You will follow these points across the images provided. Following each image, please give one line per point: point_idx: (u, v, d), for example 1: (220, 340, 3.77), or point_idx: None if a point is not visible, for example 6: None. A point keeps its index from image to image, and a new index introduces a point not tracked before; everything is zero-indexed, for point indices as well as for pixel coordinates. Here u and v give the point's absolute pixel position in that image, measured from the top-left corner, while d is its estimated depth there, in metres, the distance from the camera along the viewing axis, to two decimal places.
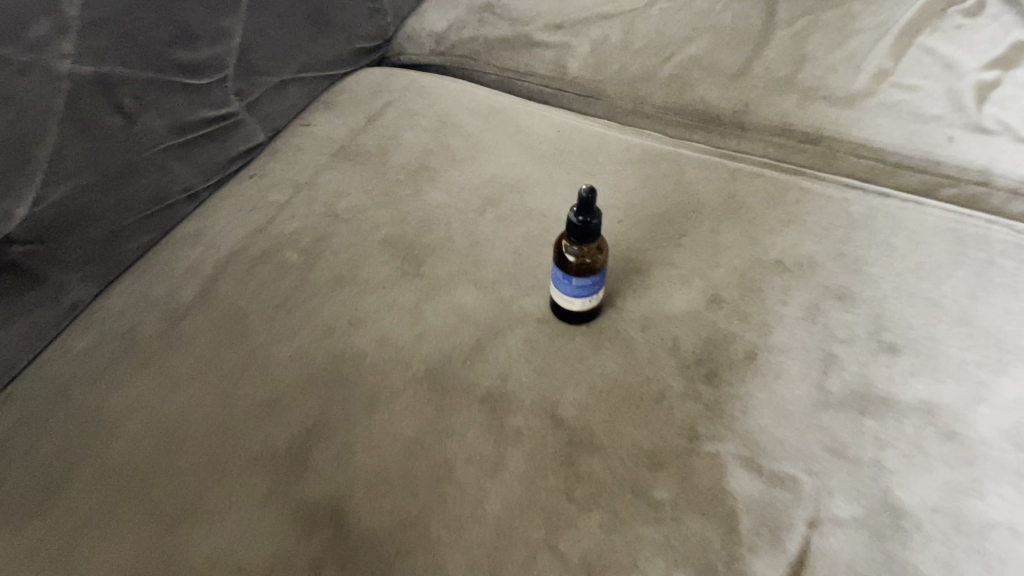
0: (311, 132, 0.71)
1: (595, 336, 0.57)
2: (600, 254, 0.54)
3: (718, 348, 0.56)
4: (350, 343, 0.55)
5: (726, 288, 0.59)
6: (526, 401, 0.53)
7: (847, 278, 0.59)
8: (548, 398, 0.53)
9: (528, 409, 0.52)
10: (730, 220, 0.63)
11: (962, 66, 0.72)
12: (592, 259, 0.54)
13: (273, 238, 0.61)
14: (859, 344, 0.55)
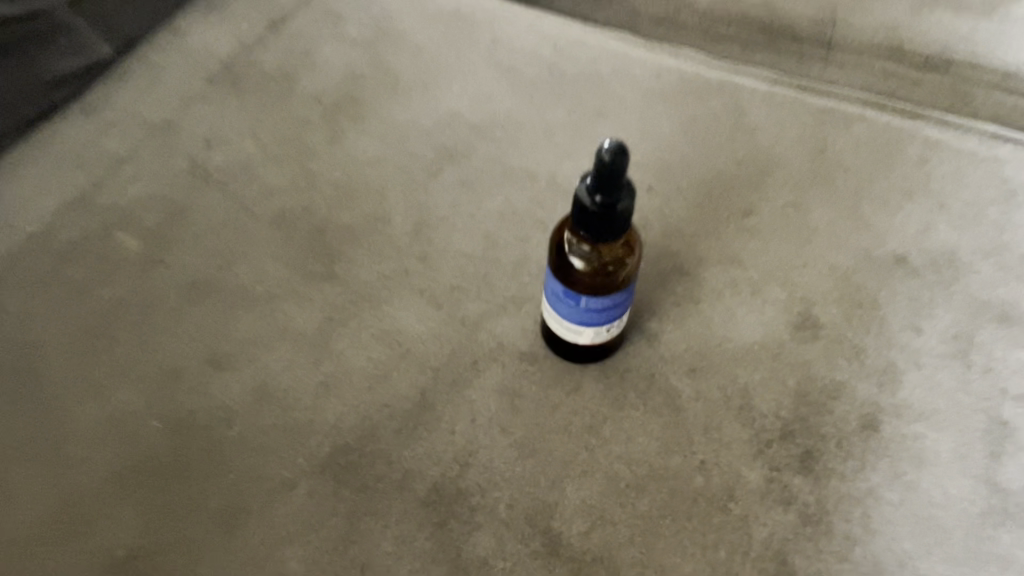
0: (180, 43, 0.46)
1: (614, 382, 0.34)
2: (626, 261, 0.32)
3: (817, 408, 0.34)
4: (206, 402, 0.33)
5: (822, 302, 0.37)
6: (500, 506, 0.31)
7: (1012, 289, 0.37)
8: (537, 499, 0.31)
9: (503, 521, 0.31)
10: (820, 189, 0.41)
11: None
12: (612, 267, 0.31)
13: (100, 216, 0.39)
14: None
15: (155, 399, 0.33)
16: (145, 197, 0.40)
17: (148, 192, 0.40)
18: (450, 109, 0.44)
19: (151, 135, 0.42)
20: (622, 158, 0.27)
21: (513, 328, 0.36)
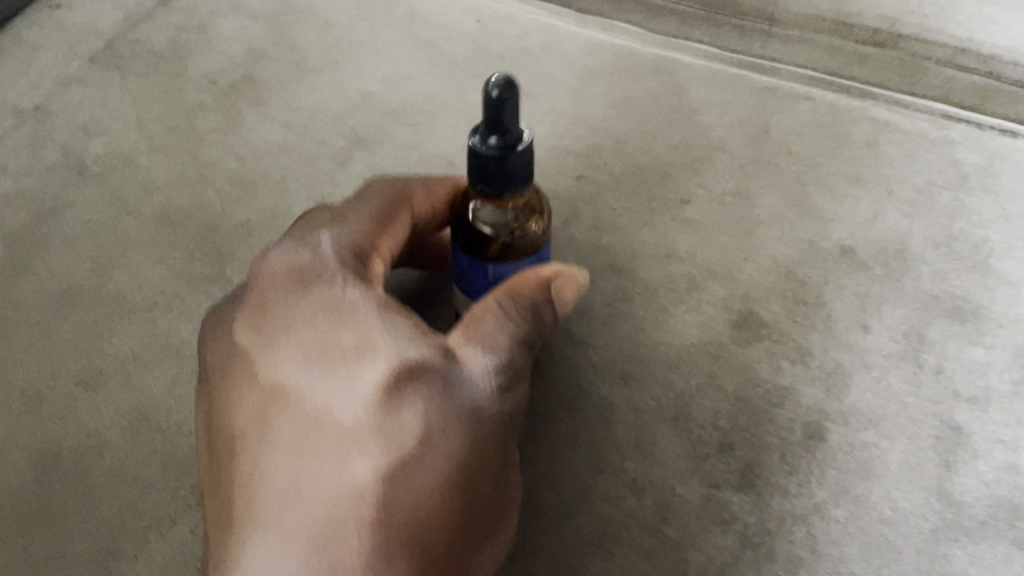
0: (58, 20, 0.42)
1: (539, 396, 0.32)
2: (538, 220, 0.29)
3: (761, 418, 0.31)
4: (72, 430, 0.29)
5: (764, 300, 0.34)
6: None
7: (965, 281, 0.35)
8: None
9: None
10: (762, 176, 0.38)
11: None
12: (523, 230, 0.28)
13: None
14: (1000, 406, 0.31)
15: (14, 428, 0.29)
16: (10, 195, 0.35)
17: (14, 188, 0.35)
18: (363, 89, 0.40)
19: (21, 122, 0.38)
20: (511, 94, 0.23)
21: None
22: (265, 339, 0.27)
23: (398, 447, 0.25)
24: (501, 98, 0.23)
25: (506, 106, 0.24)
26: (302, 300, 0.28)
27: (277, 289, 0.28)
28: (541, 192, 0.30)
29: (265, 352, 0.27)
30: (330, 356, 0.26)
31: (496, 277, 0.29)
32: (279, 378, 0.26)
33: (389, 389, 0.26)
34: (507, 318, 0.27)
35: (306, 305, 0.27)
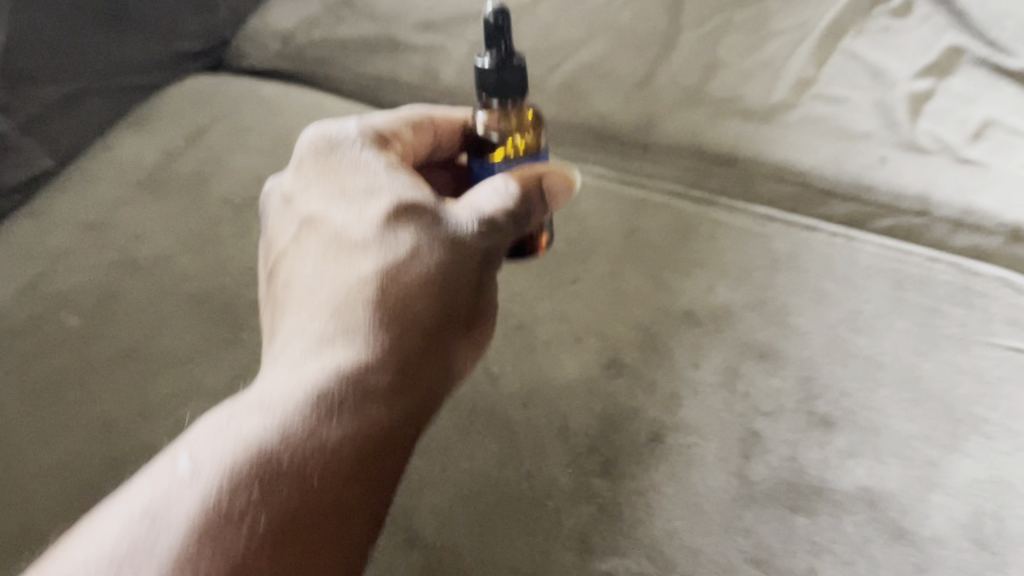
0: (113, 157, 0.56)
1: (464, 417, 0.45)
2: (532, 132, 0.43)
3: (618, 428, 0.44)
4: (136, 445, 0.42)
5: (626, 348, 0.48)
6: None
7: (770, 333, 0.48)
8: (400, 505, 0.42)
9: None
10: (632, 261, 0.52)
11: (892, 74, 0.62)
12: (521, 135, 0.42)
13: (42, 300, 0.48)
14: (785, 418, 0.45)
15: (92, 446, 0.42)
16: (82, 283, 0.49)
17: (84, 280, 0.49)
18: None
19: (86, 234, 0.51)
20: (502, 18, 0.39)
21: None
22: (314, 189, 0.39)
23: (393, 254, 0.36)
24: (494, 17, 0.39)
25: (497, 25, 0.39)
26: (336, 160, 0.39)
27: (320, 149, 0.40)
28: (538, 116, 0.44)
29: (314, 195, 0.39)
30: (355, 194, 0.38)
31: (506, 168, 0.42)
32: (320, 208, 0.39)
33: (391, 213, 0.37)
34: (500, 191, 0.38)
35: (339, 163, 0.39)
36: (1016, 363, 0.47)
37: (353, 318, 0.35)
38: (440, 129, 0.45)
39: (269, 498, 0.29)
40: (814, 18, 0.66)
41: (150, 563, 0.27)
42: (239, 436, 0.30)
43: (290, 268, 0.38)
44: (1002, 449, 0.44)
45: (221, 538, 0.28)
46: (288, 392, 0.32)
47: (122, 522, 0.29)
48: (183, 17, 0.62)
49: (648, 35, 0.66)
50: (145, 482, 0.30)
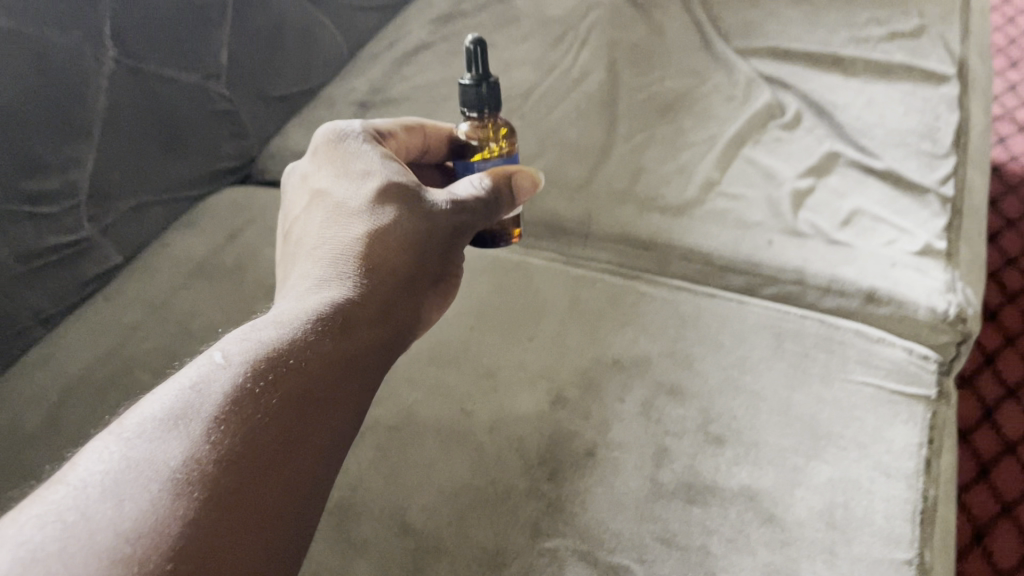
0: (170, 253, 0.72)
1: (445, 440, 0.60)
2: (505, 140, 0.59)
3: (561, 446, 0.59)
4: None
5: (568, 387, 0.63)
6: (375, 509, 0.56)
7: (678, 375, 0.63)
8: (398, 506, 0.56)
9: (376, 517, 0.56)
10: (574, 323, 0.68)
11: (780, 175, 0.79)
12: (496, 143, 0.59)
13: (120, 361, 0.63)
14: (688, 436, 0.59)
15: None
16: (153, 349, 0.64)
17: (154, 346, 0.64)
18: None
19: (152, 312, 0.67)
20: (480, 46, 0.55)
21: (382, 414, 0.62)
22: (325, 172, 0.55)
23: (379, 219, 0.50)
24: (474, 47, 0.54)
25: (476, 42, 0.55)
26: (344, 153, 0.54)
27: (332, 145, 0.55)
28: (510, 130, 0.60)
29: (325, 178, 0.54)
30: (354, 175, 0.53)
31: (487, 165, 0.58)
32: (328, 187, 0.53)
33: (381, 188, 0.51)
34: (476, 185, 0.52)
35: (345, 155, 0.54)
36: (867, 394, 0.61)
37: (345, 261, 0.48)
38: (427, 134, 0.61)
39: (285, 381, 0.40)
40: (721, 133, 0.85)
41: (197, 419, 0.36)
42: (262, 340, 0.41)
43: (303, 229, 0.53)
44: (853, 456, 0.57)
45: (248, 403, 0.38)
46: (300, 312, 0.44)
47: (175, 393, 0.37)
48: (223, 142, 0.79)
49: (589, 150, 0.85)
50: (188, 371, 0.39)
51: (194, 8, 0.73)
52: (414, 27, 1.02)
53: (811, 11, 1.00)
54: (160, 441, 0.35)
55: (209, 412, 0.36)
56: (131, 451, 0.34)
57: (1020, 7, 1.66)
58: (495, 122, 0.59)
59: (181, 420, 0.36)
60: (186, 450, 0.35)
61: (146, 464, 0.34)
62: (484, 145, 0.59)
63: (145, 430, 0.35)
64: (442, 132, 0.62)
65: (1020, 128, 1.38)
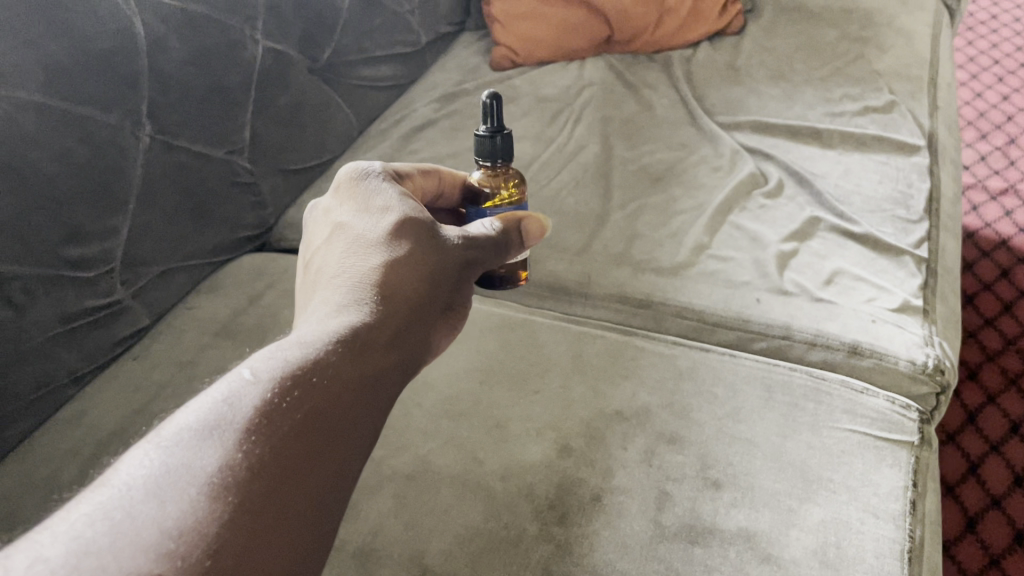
0: (195, 314, 0.80)
1: (459, 487, 0.63)
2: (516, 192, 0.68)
3: (569, 492, 0.62)
4: None
5: (574, 437, 0.66)
6: (394, 553, 0.59)
7: (677, 424, 0.67)
8: (415, 549, 0.59)
9: (395, 560, 0.59)
10: (577, 377, 0.72)
11: (766, 239, 0.84)
12: (508, 193, 0.68)
13: (151, 415, 0.69)
14: (688, 481, 0.63)
15: None
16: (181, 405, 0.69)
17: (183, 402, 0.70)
18: None
19: (181, 368, 0.74)
20: (496, 102, 0.64)
21: (399, 464, 0.66)
22: (346, 206, 0.58)
23: (397, 250, 0.53)
24: (491, 101, 0.63)
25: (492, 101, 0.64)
26: (365, 190, 0.58)
27: (353, 182, 0.58)
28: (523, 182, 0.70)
29: (346, 213, 0.57)
30: (373, 211, 0.56)
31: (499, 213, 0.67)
32: (348, 221, 0.56)
33: (399, 223, 0.54)
34: (488, 226, 0.57)
35: (366, 192, 0.57)
36: (853, 441, 0.65)
37: (362, 288, 0.51)
38: (442, 179, 0.67)
39: (308, 397, 0.42)
40: (708, 201, 0.91)
41: (229, 429, 0.39)
42: (287, 359, 0.43)
43: (323, 257, 0.55)
44: (843, 499, 0.61)
45: (275, 416, 0.40)
46: (320, 334, 0.46)
47: (207, 405, 0.40)
48: (243, 211, 0.87)
49: (587, 217, 0.90)
50: (219, 388, 0.42)
51: (219, 90, 0.81)
52: (419, 106, 1.09)
53: (789, 89, 1.08)
54: (196, 448, 0.38)
55: (241, 422, 0.39)
56: (169, 456, 0.37)
57: (985, 84, 1.76)
58: (507, 172, 0.68)
59: (215, 430, 0.38)
60: (220, 457, 0.37)
61: (184, 469, 0.37)
62: (496, 192, 0.68)
63: (182, 438, 0.38)
64: (456, 179, 0.68)
65: (992, 197, 1.45)
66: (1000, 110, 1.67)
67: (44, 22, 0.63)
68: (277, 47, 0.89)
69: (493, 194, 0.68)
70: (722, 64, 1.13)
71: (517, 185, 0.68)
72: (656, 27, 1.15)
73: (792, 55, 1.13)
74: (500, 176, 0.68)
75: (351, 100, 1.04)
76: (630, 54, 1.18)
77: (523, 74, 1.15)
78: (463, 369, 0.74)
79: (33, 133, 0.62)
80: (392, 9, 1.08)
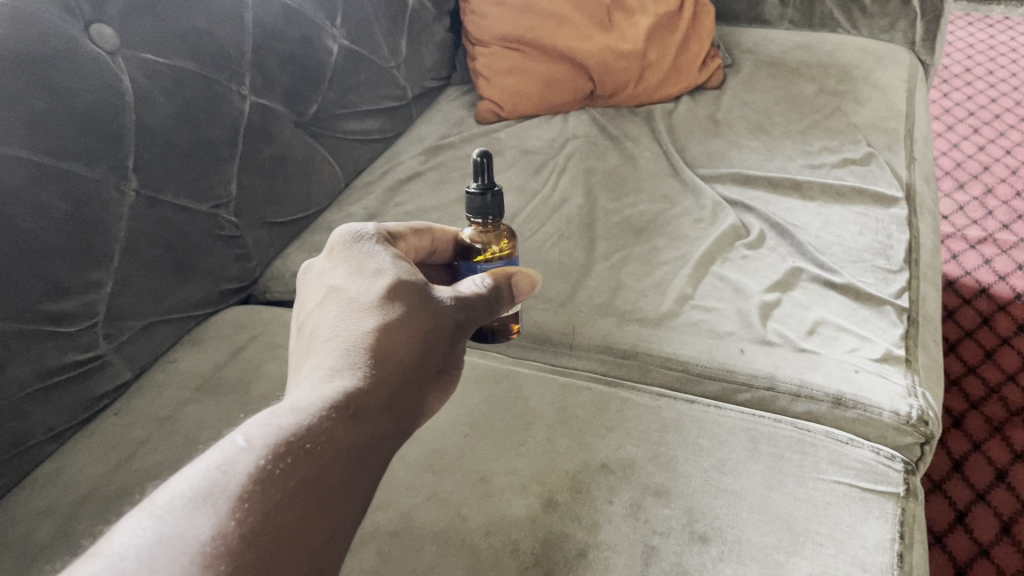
0: (177, 368, 0.80)
1: (443, 544, 0.62)
2: (504, 248, 0.69)
3: (554, 548, 0.62)
4: None
5: (559, 490, 0.66)
6: None
7: (663, 477, 0.67)
8: None
9: None
10: (562, 430, 0.72)
11: (748, 289, 0.85)
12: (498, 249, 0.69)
13: (130, 472, 0.68)
14: (674, 535, 0.62)
15: None
16: (159, 462, 0.69)
17: (162, 458, 0.69)
18: None
19: (161, 424, 0.73)
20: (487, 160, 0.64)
21: (382, 520, 0.65)
22: (339, 268, 0.58)
23: (389, 313, 0.53)
24: (482, 160, 0.64)
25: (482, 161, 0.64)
26: (358, 252, 0.58)
27: (347, 244, 0.59)
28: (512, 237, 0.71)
29: (340, 275, 0.57)
30: (367, 273, 0.56)
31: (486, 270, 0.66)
32: (342, 282, 0.56)
33: (392, 286, 0.54)
34: (479, 284, 0.58)
35: (360, 253, 0.58)
36: (839, 492, 0.65)
37: (356, 351, 0.51)
38: (434, 237, 0.67)
39: (303, 463, 0.42)
40: (691, 252, 0.92)
41: (223, 496, 0.39)
42: (281, 424, 0.43)
43: (317, 320, 0.55)
44: (830, 552, 0.60)
45: (269, 484, 0.40)
46: (315, 398, 0.46)
47: (201, 474, 0.40)
48: (227, 264, 0.87)
49: (571, 268, 0.91)
50: (212, 455, 0.42)
51: (206, 145, 0.82)
52: (405, 158, 1.11)
53: (769, 141, 1.10)
54: (189, 517, 0.38)
55: (234, 490, 0.39)
56: (162, 525, 0.37)
57: (962, 134, 1.80)
58: (497, 228, 0.69)
59: (208, 498, 0.39)
60: (213, 526, 0.37)
61: (177, 538, 0.37)
62: (487, 247, 0.69)
63: (175, 507, 0.38)
64: (448, 236, 0.68)
65: (971, 245, 1.47)
66: (977, 160, 1.71)
67: (30, 79, 0.64)
68: (263, 102, 0.90)
69: (484, 250, 0.68)
70: (703, 118, 1.15)
71: (508, 241, 0.70)
72: (637, 81, 1.18)
73: (771, 109, 1.15)
74: (491, 233, 0.69)
75: (337, 153, 1.05)
76: (613, 107, 1.20)
77: (508, 128, 1.16)
78: (448, 421, 0.74)
79: (17, 189, 0.63)
80: (378, 65, 1.10)
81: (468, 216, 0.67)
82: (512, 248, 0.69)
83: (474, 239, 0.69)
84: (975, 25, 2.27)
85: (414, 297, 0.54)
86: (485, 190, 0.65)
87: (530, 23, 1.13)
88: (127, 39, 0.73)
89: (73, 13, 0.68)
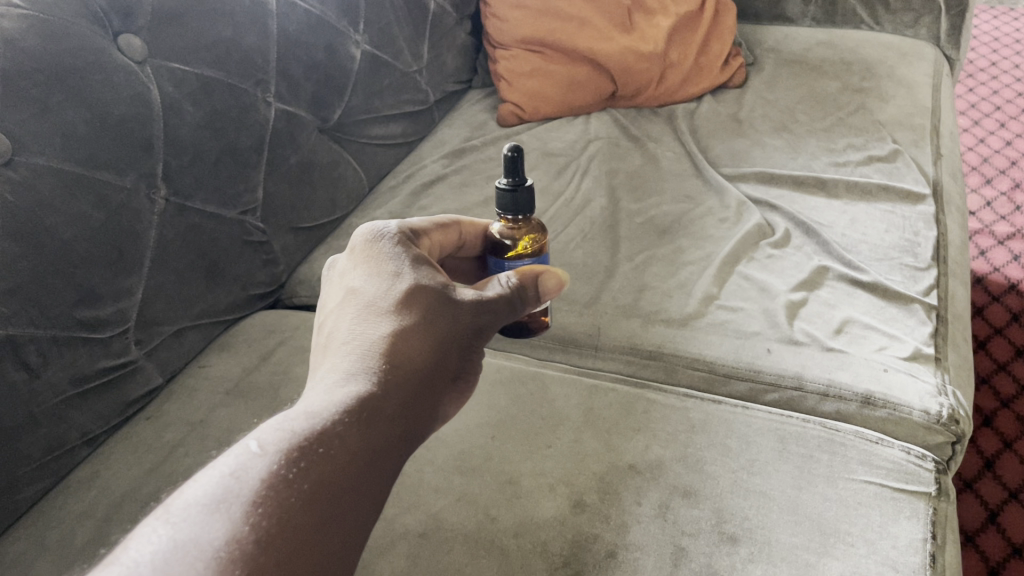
0: (207, 372, 0.81)
1: (472, 547, 0.63)
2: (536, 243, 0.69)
3: (584, 549, 0.62)
4: None
5: (587, 492, 0.66)
6: None
7: (691, 478, 0.67)
8: None
9: None
10: (590, 431, 0.72)
11: (774, 288, 0.85)
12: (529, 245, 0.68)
13: (164, 476, 0.69)
14: (703, 536, 0.62)
15: None
16: (192, 465, 0.70)
17: (193, 462, 0.70)
18: None
19: (191, 428, 0.74)
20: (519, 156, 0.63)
21: (411, 522, 0.65)
22: (359, 269, 0.58)
23: (405, 318, 0.53)
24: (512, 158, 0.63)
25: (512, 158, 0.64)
26: (378, 253, 0.58)
27: (368, 244, 0.59)
28: (542, 226, 0.71)
29: (358, 277, 0.57)
30: (385, 275, 0.56)
31: (512, 268, 0.67)
32: (360, 284, 0.57)
33: (409, 290, 0.55)
34: (502, 283, 0.58)
35: (379, 254, 0.58)
36: (870, 492, 0.64)
37: (371, 355, 0.51)
38: (461, 230, 0.68)
39: (315, 469, 0.42)
40: (715, 252, 0.91)
41: (237, 502, 0.39)
42: (294, 429, 0.44)
43: (334, 322, 0.56)
44: (862, 552, 0.60)
45: (281, 489, 0.40)
46: (328, 403, 0.47)
47: (215, 480, 0.41)
48: (255, 269, 0.88)
49: (595, 270, 0.91)
50: (226, 460, 0.42)
51: (234, 151, 0.83)
52: (428, 162, 1.11)
53: (793, 139, 1.09)
54: (203, 523, 0.38)
55: (247, 495, 0.40)
56: (177, 532, 0.38)
57: (987, 129, 1.78)
58: (527, 222, 0.69)
59: (222, 504, 0.39)
60: (227, 532, 0.38)
61: (191, 544, 0.37)
62: (516, 242, 0.68)
63: (189, 515, 0.39)
64: (476, 229, 0.69)
65: (999, 241, 1.45)
66: (1003, 155, 1.69)
67: (60, 89, 0.65)
68: (288, 108, 0.91)
69: (512, 246, 0.68)
70: (725, 117, 1.15)
71: (537, 234, 0.69)
72: (658, 82, 1.17)
73: (794, 107, 1.15)
74: (520, 228, 0.69)
75: (361, 158, 1.06)
76: (635, 108, 1.20)
77: (530, 131, 1.17)
78: (476, 422, 0.74)
79: (49, 198, 0.64)
80: (400, 70, 1.10)
81: (498, 212, 0.67)
82: (540, 244, 0.68)
83: (501, 233, 0.68)
84: (999, 19, 2.24)
85: (434, 302, 0.54)
86: (515, 186, 0.65)
87: (550, 26, 1.14)
88: (155, 49, 0.74)
89: (101, 25, 0.70)
